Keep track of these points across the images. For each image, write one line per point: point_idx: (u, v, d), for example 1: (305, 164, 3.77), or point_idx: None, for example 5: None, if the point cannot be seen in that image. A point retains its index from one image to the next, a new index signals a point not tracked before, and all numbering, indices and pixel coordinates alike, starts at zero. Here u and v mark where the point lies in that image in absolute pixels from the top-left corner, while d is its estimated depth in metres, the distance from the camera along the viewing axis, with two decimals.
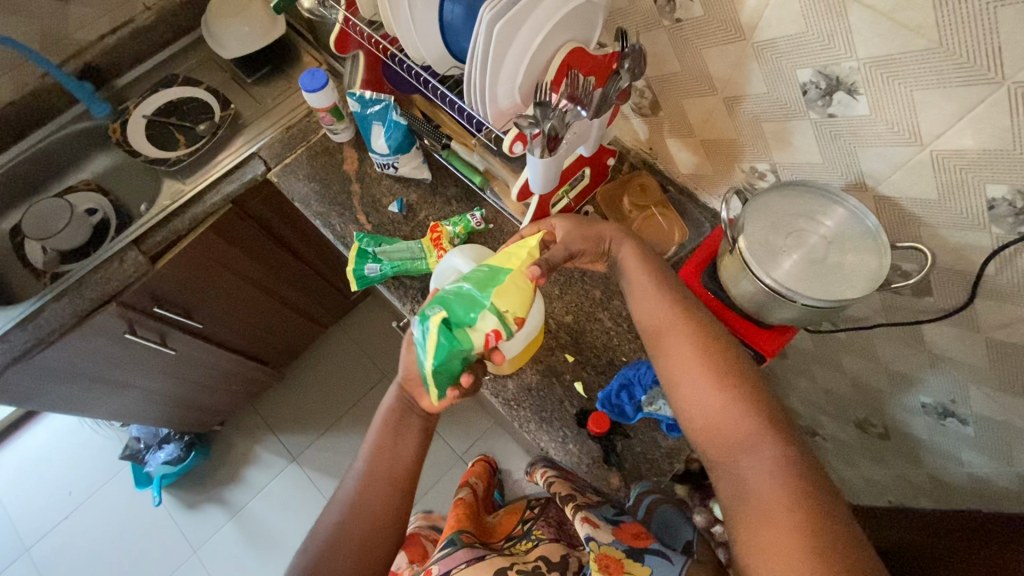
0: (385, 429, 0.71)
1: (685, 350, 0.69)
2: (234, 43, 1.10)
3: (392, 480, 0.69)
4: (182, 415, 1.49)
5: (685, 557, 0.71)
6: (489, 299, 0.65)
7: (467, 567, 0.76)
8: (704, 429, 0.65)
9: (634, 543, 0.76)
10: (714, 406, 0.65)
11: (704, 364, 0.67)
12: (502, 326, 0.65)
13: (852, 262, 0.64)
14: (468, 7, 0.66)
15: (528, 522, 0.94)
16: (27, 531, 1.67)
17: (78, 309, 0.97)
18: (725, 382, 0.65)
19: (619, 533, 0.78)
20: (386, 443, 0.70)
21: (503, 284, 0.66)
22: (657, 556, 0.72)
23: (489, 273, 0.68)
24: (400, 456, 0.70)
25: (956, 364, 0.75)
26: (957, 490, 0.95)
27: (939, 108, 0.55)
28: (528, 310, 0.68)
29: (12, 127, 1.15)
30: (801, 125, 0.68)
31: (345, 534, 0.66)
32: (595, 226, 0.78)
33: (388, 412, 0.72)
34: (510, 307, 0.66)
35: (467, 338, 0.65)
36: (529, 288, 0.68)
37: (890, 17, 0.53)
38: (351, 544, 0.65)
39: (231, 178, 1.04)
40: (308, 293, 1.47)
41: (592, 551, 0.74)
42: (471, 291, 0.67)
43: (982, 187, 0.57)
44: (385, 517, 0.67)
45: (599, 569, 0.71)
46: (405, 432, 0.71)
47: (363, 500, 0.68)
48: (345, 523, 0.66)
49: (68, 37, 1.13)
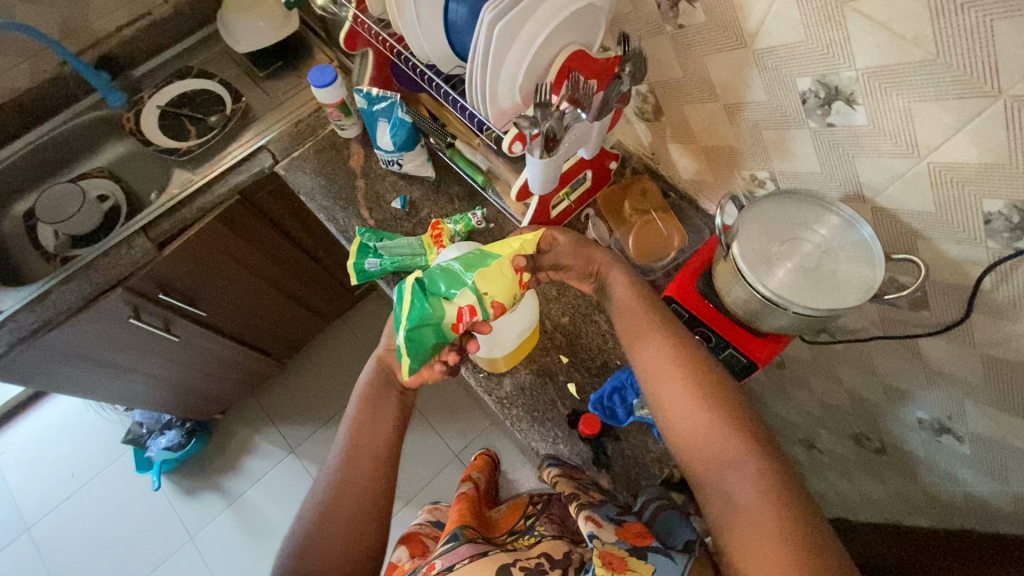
0: (364, 408, 0.74)
1: (668, 356, 0.69)
2: (247, 37, 1.13)
3: (373, 455, 0.71)
4: (184, 402, 1.51)
5: (690, 557, 0.63)
6: (471, 278, 0.68)
7: (469, 564, 0.66)
8: (685, 435, 0.65)
9: (637, 542, 0.65)
10: (697, 412, 0.65)
11: (687, 371, 0.68)
12: (477, 306, 0.68)
13: (845, 271, 0.64)
14: (471, 8, 0.67)
15: (532, 517, 0.82)
16: (30, 510, 1.70)
17: (86, 293, 0.99)
18: (706, 390, 0.66)
19: (622, 531, 0.67)
20: (365, 419, 0.73)
21: (489, 266, 0.69)
22: (663, 555, 0.63)
23: (479, 255, 0.71)
24: (378, 432, 0.72)
25: (952, 380, 0.74)
26: (954, 509, 0.94)
27: (936, 120, 0.55)
28: (508, 298, 0.70)
29: (31, 114, 1.18)
30: (801, 134, 0.68)
31: (334, 514, 0.66)
32: (589, 248, 0.79)
33: (366, 390, 0.75)
34: (490, 290, 0.69)
35: (443, 308, 0.67)
36: (514, 278, 0.71)
37: (887, 28, 0.52)
38: (341, 522, 0.66)
39: (239, 169, 1.06)
40: (313, 286, 1.49)
41: (595, 548, 0.64)
42: (457, 266, 0.69)
43: (979, 201, 0.56)
44: (373, 489, 0.69)
45: (603, 567, 0.61)
46: (383, 406, 0.74)
47: (347, 477, 0.69)
48: (331, 501, 0.67)
49: (88, 28, 1.16)
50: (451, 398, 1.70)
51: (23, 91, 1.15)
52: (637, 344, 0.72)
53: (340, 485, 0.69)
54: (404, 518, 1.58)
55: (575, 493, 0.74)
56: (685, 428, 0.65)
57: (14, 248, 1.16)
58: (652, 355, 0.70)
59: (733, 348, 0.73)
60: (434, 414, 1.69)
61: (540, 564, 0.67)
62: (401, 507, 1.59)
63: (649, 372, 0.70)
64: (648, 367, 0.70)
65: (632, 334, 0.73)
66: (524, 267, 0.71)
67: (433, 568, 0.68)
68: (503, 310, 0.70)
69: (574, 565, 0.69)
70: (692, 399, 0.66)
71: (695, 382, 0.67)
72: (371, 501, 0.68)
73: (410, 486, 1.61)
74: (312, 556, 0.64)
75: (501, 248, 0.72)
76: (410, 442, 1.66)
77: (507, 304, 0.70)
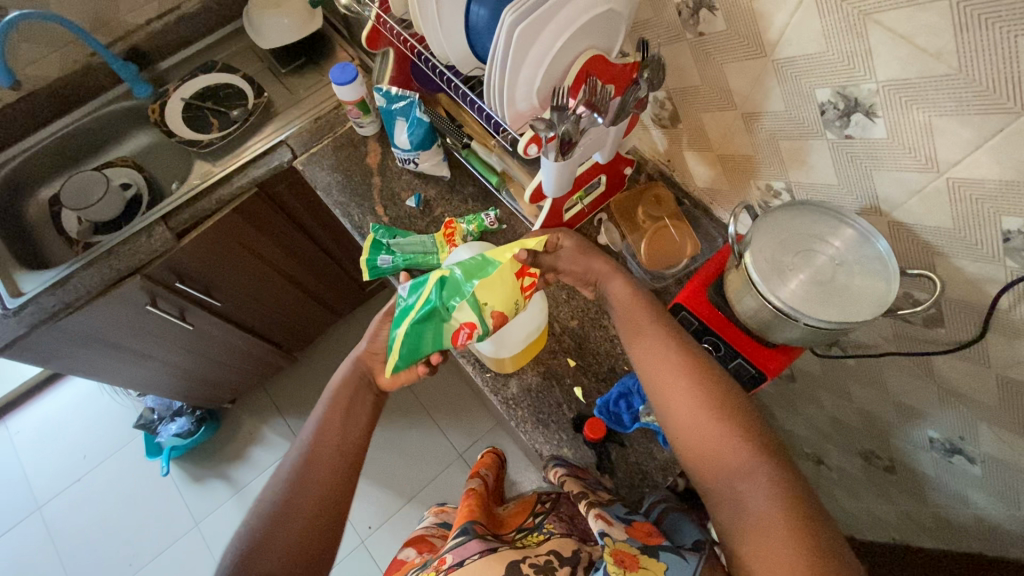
0: (337, 405, 0.75)
1: (667, 353, 0.70)
2: (272, 34, 1.15)
3: (340, 453, 0.71)
4: (195, 390, 1.54)
5: (701, 555, 0.62)
6: (471, 288, 0.69)
7: (479, 559, 0.66)
8: (684, 431, 0.66)
9: (648, 540, 0.64)
10: (695, 408, 0.66)
11: (685, 367, 0.68)
12: (477, 319, 0.69)
13: (859, 285, 0.63)
14: (492, 10, 0.68)
15: (542, 514, 0.79)
16: (41, 489, 1.73)
17: (104, 279, 1.01)
18: (704, 387, 0.67)
19: (632, 529, 0.66)
20: (338, 417, 0.74)
21: (489, 277, 0.70)
22: (674, 553, 0.63)
23: (479, 262, 0.71)
24: (349, 432, 0.73)
25: (965, 401, 0.72)
26: (963, 531, 0.92)
27: (956, 135, 0.54)
28: (508, 306, 0.71)
29: (58, 102, 1.21)
30: (818, 145, 0.68)
31: (298, 508, 0.66)
32: (593, 257, 0.79)
33: (341, 387, 0.76)
34: (490, 300, 0.70)
35: (442, 319, 0.69)
36: (514, 285, 0.71)
37: (909, 41, 0.52)
38: (303, 516, 0.66)
39: (259, 163, 1.08)
40: (326, 280, 1.51)
41: (606, 546, 0.63)
42: (457, 276, 0.70)
43: (998, 219, 0.55)
44: (335, 489, 0.69)
45: (615, 565, 0.60)
46: (359, 406, 0.75)
47: (311, 472, 0.69)
48: (292, 495, 0.67)
49: (118, 20, 1.19)
50: (458, 398, 1.71)
51: (53, 79, 1.18)
52: (638, 340, 0.72)
53: (305, 477, 0.69)
54: (406, 515, 1.58)
55: (584, 492, 0.73)
56: (687, 425, 0.66)
57: (37, 233, 1.19)
58: (651, 352, 0.71)
59: (742, 359, 0.72)
60: (441, 412, 1.70)
61: (549, 562, 0.66)
62: (404, 504, 1.59)
63: (648, 368, 0.70)
64: (648, 365, 0.70)
65: (632, 329, 0.74)
66: (525, 258, 0.71)
67: (443, 562, 0.68)
68: (504, 319, 0.71)
69: (582, 564, 0.68)
70: (692, 395, 0.66)
71: (695, 379, 0.67)
72: (335, 502, 0.68)
73: (413, 484, 1.62)
74: (270, 549, 0.63)
75: (501, 253, 0.72)
76: (415, 439, 1.67)
77: (507, 312, 0.71)
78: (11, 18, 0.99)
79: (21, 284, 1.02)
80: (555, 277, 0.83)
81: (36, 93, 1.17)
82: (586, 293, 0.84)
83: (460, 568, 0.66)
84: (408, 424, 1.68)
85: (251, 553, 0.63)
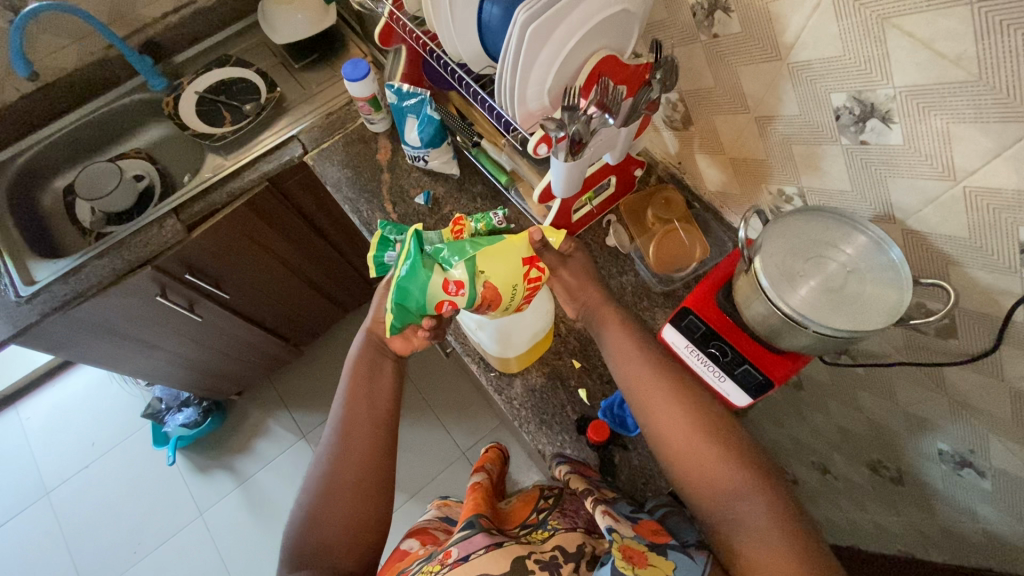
0: (356, 398, 0.74)
1: (649, 357, 0.71)
2: (284, 28, 1.16)
3: (369, 445, 0.72)
4: (203, 380, 1.55)
5: (708, 556, 0.63)
6: (470, 254, 0.67)
7: (484, 554, 0.65)
8: (675, 438, 0.66)
9: (655, 539, 0.64)
10: (682, 409, 0.67)
11: (661, 370, 0.70)
12: (467, 280, 0.67)
13: (872, 293, 0.62)
14: (505, 8, 0.67)
15: (545, 511, 0.77)
16: (48, 475, 1.76)
17: (116, 269, 1.02)
18: (690, 398, 0.68)
19: (639, 527, 0.66)
20: (360, 409, 0.74)
21: (493, 248, 0.68)
22: (682, 553, 0.62)
23: (484, 238, 0.70)
24: (373, 424, 0.73)
25: (978, 414, 0.71)
26: (971, 545, 0.90)
27: (975, 143, 0.53)
28: (504, 283, 0.69)
29: (75, 93, 1.22)
30: (832, 150, 0.67)
31: (332, 507, 0.68)
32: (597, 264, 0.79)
33: (354, 378, 0.76)
34: (486, 270, 0.68)
35: (431, 275, 0.67)
36: (517, 264, 0.69)
37: (928, 46, 0.51)
38: (340, 515, 0.68)
39: (270, 157, 1.09)
40: (334, 275, 1.51)
41: (614, 542, 0.62)
42: (461, 243, 0.69)
43: (1016, 229, 0.54)
44: (370, 486, 0.70)
45: (624, 561, 0.59)
46: (377, 396, 0.75)
47: (343, 467, 0.70)
48: (330, 494, 0.69)
49: (135, 13, 1.20)
50: (461, 396, 1.72)
51: (71, 70, 1.20)
52: (627, 343, 0.73)
53: (336, 477, 0.70)
54: (408, 511, 1.58)
55: (589, 489, 0.73)
56: (675, 430, 0.66)
57: (51, 222, 1.20)
58: (636, 352, 0.72)
59: (749, 365, 0.69)
60: (444, 410, 1.70)
61: (554, 558, 0.66)
62: (406, 501, 1.59)
63: (637, 369, 0.71)
64: (627, 367, 0.72)
65: (621, 329, 0.75)
66: (537, 242, 0.71)
67: (448, 556, 0.67)
68: (495, 294, 0.69)
69: (586, 560, 0.68)
70: (683, 402, 0.67)
71: (679, 386, 0.69)
72: (374, 495, 0.70)
73: (415, 480, 1.62)
74: (313, 552, 0.65)
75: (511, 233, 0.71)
76: (419, 436, 1.67)
77: (502, 288, 0.69)
78: (30, 10, 1.00)
79: (34, 272, 1.03)
80: (551, 284, 0.80)
81: (54, 84, 1.19)
82: (574, 312, 0.81)
83: (465, 564, 0.64)
84: (412, 421, 1.69)
85: (294, 554, 0.66)
